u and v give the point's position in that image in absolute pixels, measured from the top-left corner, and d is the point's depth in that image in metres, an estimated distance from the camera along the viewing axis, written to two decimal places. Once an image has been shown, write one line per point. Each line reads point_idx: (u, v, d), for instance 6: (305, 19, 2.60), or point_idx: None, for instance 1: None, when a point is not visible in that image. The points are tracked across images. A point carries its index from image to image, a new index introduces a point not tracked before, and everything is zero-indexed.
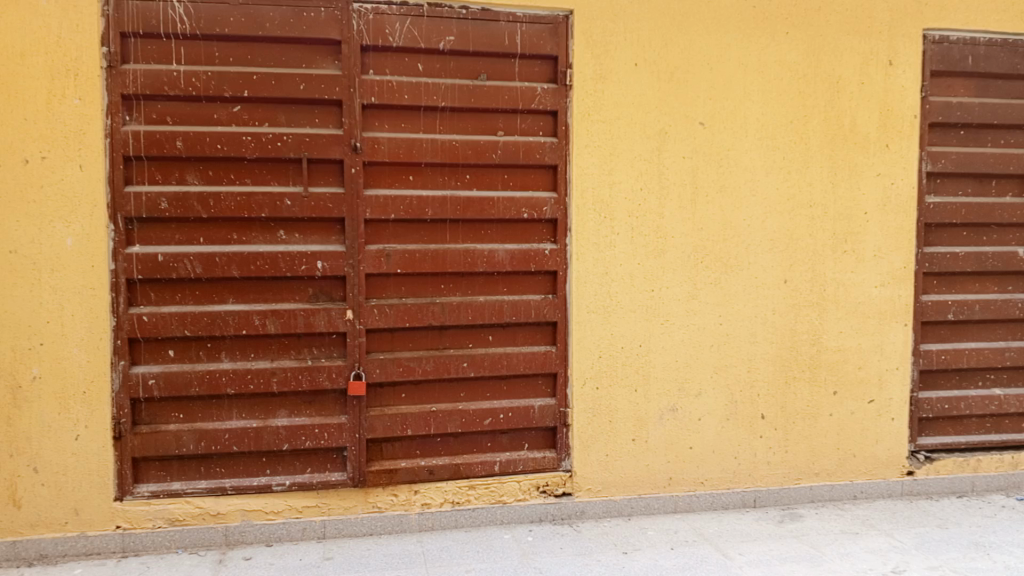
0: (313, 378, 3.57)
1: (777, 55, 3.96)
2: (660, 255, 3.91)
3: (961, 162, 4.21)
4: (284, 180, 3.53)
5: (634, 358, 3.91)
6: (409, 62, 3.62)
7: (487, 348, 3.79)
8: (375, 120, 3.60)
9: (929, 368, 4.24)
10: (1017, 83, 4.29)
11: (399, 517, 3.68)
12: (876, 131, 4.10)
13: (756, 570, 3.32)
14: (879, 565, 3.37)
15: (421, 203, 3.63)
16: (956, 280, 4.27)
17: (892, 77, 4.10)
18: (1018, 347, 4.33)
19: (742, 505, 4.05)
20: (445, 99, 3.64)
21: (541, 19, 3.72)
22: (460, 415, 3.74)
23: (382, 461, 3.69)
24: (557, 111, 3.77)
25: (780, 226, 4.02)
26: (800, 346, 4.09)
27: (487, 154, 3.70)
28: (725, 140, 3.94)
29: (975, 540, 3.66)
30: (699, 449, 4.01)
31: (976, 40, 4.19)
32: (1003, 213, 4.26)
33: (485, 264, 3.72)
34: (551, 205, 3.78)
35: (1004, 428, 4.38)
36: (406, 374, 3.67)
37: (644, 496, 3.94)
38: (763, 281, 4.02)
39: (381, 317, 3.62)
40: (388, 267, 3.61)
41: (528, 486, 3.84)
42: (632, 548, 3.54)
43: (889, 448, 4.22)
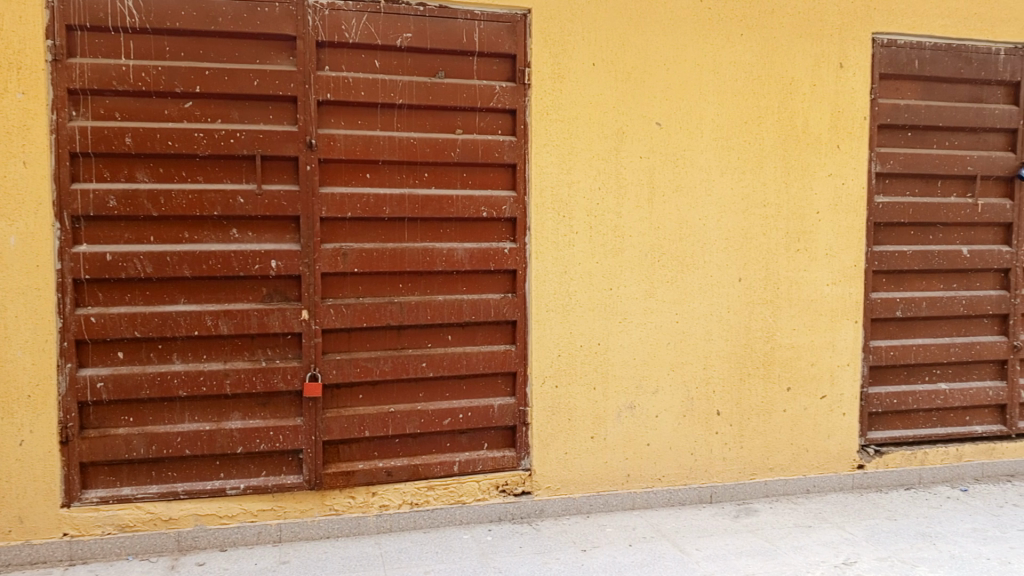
0: (267, 379, 3.52)
1: (732, 55, 4.01)
2: (617, 254, 3.93)
3: (909, 163, 4.31)
4: (237, 178, 3.47)
5: (593, 356, 3.93)
6: (365, 58, 3.58)
7: (446, 347, 3.77)
8: (331, 117, 3.56)
9: (879, 364, 4.35)
10: (961, 86, 4.42)
11: (357, 519, 3.65)
12: (828, 132, 4.18)
13: (713, 565, 3.37)
14: (831, 557, 3.45)
15: (378, 201, 3.60)
16: (904, 278, 4.38)
17: (844, 79, 4.19)
18: (963, 342, 4.46)
19: (699, 500, 4.10)
20: (403, 96, 3.61)
21: (499, 17, 3.71)
22: (419, 416, 3.72)
23: (339, 464, 3.65)
24: (515, 110, 3.76)
25: (734, 225, 4.08)
26: (754, 343, 4.15)
27: (445, 152, 3.68)
28: (680, 140, 3.98)
29: (922, 530, 3.76)
30: (656, 445, 4.04)
31: (922, 44, 4.30)
32: (948, 212, 4.39)
33: (443, 263, 3.70)
34: (510, 204, 3.78)
35: (950, 422, 4.51)
36: (364, 375, 3.64)
37: (602, 493, 3.97)
38: (719, 279, 4.08)
39: (337, 317, 3.58)
40: (345, 266, 3.58)
41: (487, 486, 3.83)
42: (590, 545, 3.56)
43: (841, 442, 4.31)
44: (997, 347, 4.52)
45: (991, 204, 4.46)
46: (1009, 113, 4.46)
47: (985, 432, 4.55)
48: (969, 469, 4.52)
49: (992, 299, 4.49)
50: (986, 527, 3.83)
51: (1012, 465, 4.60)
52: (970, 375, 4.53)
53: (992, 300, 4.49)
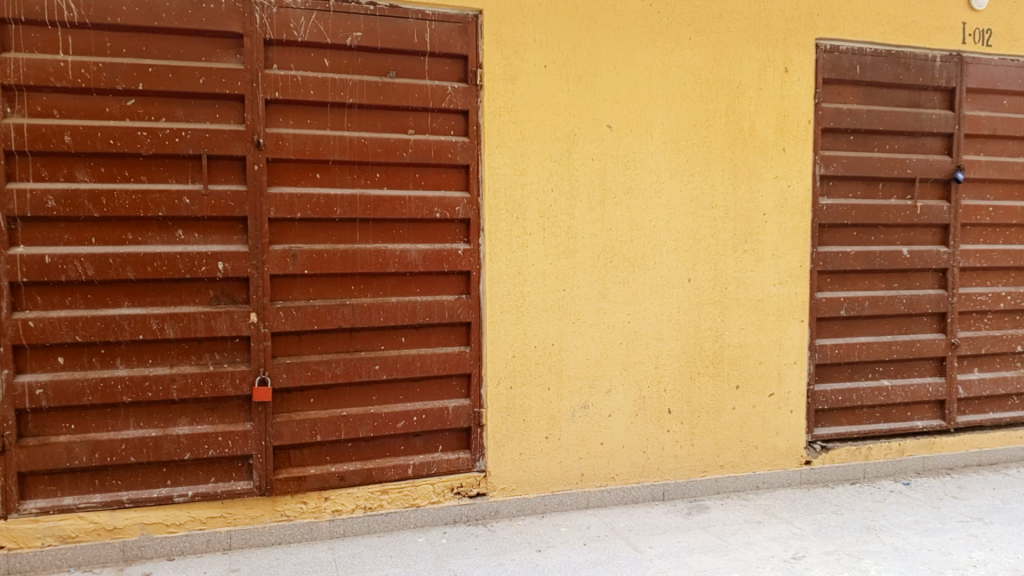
0: (215, 384, 3.45)
1: (681, 59, 4.07)
2: (570, 255, 3.95)
3: (852, 166, 4.43)
4: (182, 178, 3.39)
5: (547, 356, 3.94)
6: (314, 57, 3.53)
7: (400, 350, 3.74)
8: (279, 117, 3.50)
9: (825, 362, 4.45)
10: (900, 92, 4.56)
11: (309, 525, 3.60)
12: (775, 135, 4.27)
13: (666, 562, 3.41)
14: (780, 552, 3.52)
15: (329, 202, 3.55)
16: (848, 278, 4.50)
17: (789, 83, 4.28)
18: (903, 340, 4.61)
19: (651, 498, 4.15)
20: (353, 95, 3.57)
21: (450, 17, 3.69)
22: (371, 419, 3.68)
23: (291, 469, 3.59)
24: (467, 111, 3.75)
25: (684, 226, 4.14)
26: (704, 342, 4.21)
27: (397, 152, 3.65)
28: (631, 142, 4.01)
29: (867, 524, 3.87)
30: (610, 444, 4.08)
31: (863, 50, 4.42)
32: (889, 214, 4.52)
33: (396, 265, 3.67)
34: (463, 205, 3.76)
35: (893, 417, 4.65)
36: (315, 379, 3.58)
37: (557, 493, 3.99)
38: (670, 279, 4.13)
39: (287, 320, 3.53)
40: (295, 268, 3.52)
41: (442, 488, 3.81)
42: (545, 545, 3.57)
43: (788, 439, 4.40)
44: (935, 344, 4.67)
45: (929, 206, 4.61)
46: (946, 118, 4.62)
47: (925, 426, 4.70)
48: (910, 463, 4.67)
49: (931, 298, 4.64)
50: (926, 518, 3.95)
51: (950, 458, 4.76)
52: (910, 371, 4.67)
53: (931, 298, 4.64)
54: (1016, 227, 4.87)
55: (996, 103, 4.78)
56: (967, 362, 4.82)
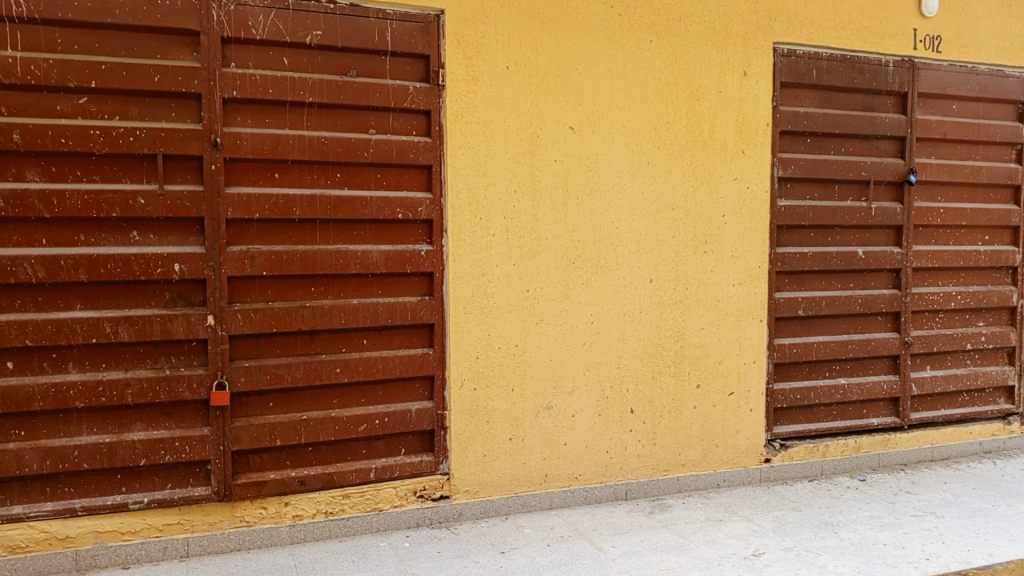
0: (172, 388, 3.37)
1: (642, 62, 4.10)
2: (533, 256, 3.95)
3: (808, 168, 4.51)
4: (137, 178, 3.31)
5: (510, 357, 3.93)
6: (273, 56, 3.48)
7: (361, 352, 3.70)
8: (237, 116, 3.44)
9: (783, 361, 4.52)
10: (855, 95, 4.65)
11: (269, 531, 3.54)
12: (733, 137, 4.33)
13: (628, 561, 3.42)
14: (740, 549, 3.56)
15: (288, 202, 3.50)
16: (805, 279, 4.58)
17: (747, 86, 4.34)
18: (859, 339, 4.70)
19: (614, 497, 4.17)
20: (313, 94, 3.52)
21: (412, 17, 3.67)
22: (333, 423, 3.63)
23: (250, 474, 3.53)
24: (429, 111, 3.73)
25: (645, 227, 4.17)
26: (666, 342, 4.25)
27: (358, 152, 3.61)
28: (593, 144, 4.03)
29: (825, 520, 3.93)
30: (573, 445, 4.09)
31: (819, 55, 4.50)
32: (845, 215, 4.61)
33: (357, 266, 3.63)
34: (426, 205, 3.74)
35: (849, 415, 4.73)
36: (274, 382, 3.53)
37: (520, 494, 3.98)
38: (632, 280, 4.16)
39: (245, 323, 3.47)
40: (253, 270, 3.46)
41: (405, 492, 3.78)
42: (509, 547, 3.56)
43: (748, 437, 4.46)
44: (889, 343, 4.78)
45: (883, 207, 4.71)
46: (899, 121, 4.73)
47: (880, 423, 4.80)
48: (866, 460, 4.76)
49: (885, 298, 4.75)
50: (881, 514, 4.03)
51: (904, 454, 4.88)
52: (865, 370, 4.77)
53: (885, 298, 4.75)
54: (965, 229, 5.01)
55: (947, 108, 4.90)
56: (920, 361, 4.94)
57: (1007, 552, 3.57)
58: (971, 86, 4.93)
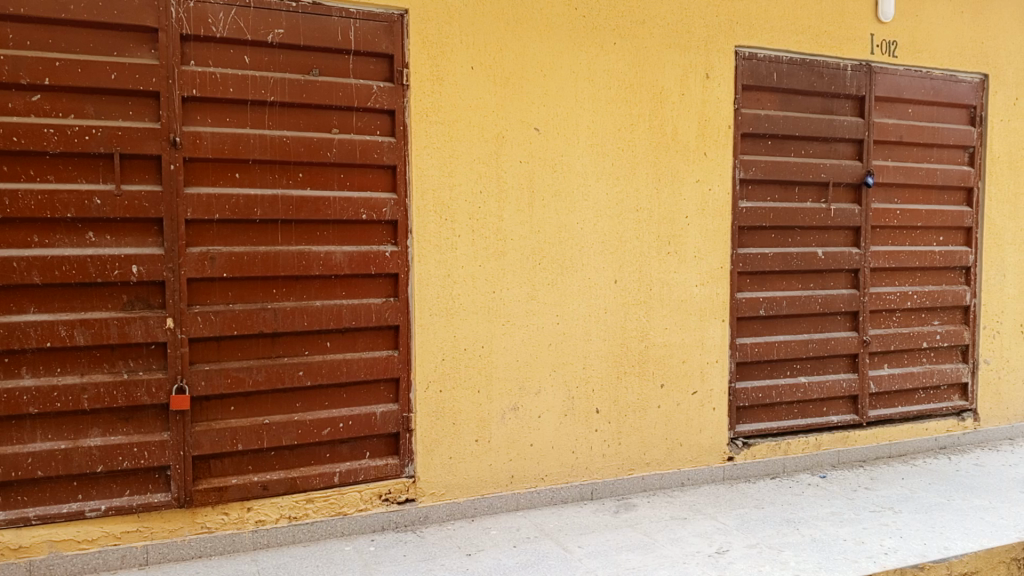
0: (130, 393, 3.30)
1: (606, 64, 4.12)
2: (499, 257, 3.95)
3: (769, 170, 4.58)
4: (93, 178, 3.23)
5: (476, 359, 3.92)
6: (234, 54, 3.42)
7: (325, 355, 3.66)
8: (196, 114, 3.37)
9: (744, 360, 4.59)
10: (815, 98, 4.73)
11: (231, 537, 3.49)
12: (696, 139, 4.37)
13: (594, 561, 3.44)
14: (704, 547, 3.60)
15: (249, 202, 3.45)
16: (766, 279, 4.64)
17: (709, 89, 4.39)
18: (819, 338, 4.78)
19: (580, 497, 4.19)
20: (274, 93, 3.47)
21: (375, 16, 3.64)
22: (296, 426, 3.59)
23: (211, 479, 3.47)
24: (393, 110, 3.70)
25: (610, 228, 4.19)
26: (630, 342, 4.28)
27: (320, 152, 3.57)
28: (559, 146, 4.04)
29: (787, 517, 3.99)
30: (539, 445, 4.09)
31: (779, 58, 4.57)
32: (804, 217, 4.69)
33: (321, 267, 3.59)
34: (391, 206, 3.71)
35: (809, 413, 4.81)
36: (235, 386, 3.47)
37: (486, 496, 3.97)
38: (597, 280, 4.18)
39: (205, 326, 3.41)
40: (213, 272, 3.40)
41: (370, 496, 3.75)
42: (475, 549, 3.55)
43: (711, 435, 4.51)
44: (848, 342, 4.87)
45: (842, 209, 4.80)
46: (857, 124, 4.82)
47: (839, 421, 4.89)
48: (826, 457, 4.84)
49: (844, 297, 4.84)
50: (842, 509, 4.11)
51: (863, 451, 4.97)
52: (825, 368, 4.85)
53: (844, 298, 4.84)
54: (920, 230, 5.13)
55: (902, 111, 5.02)
56: (878, 359, 5.04)
57: (961, 545, 3.66)
58: (925, 90, 5.05)
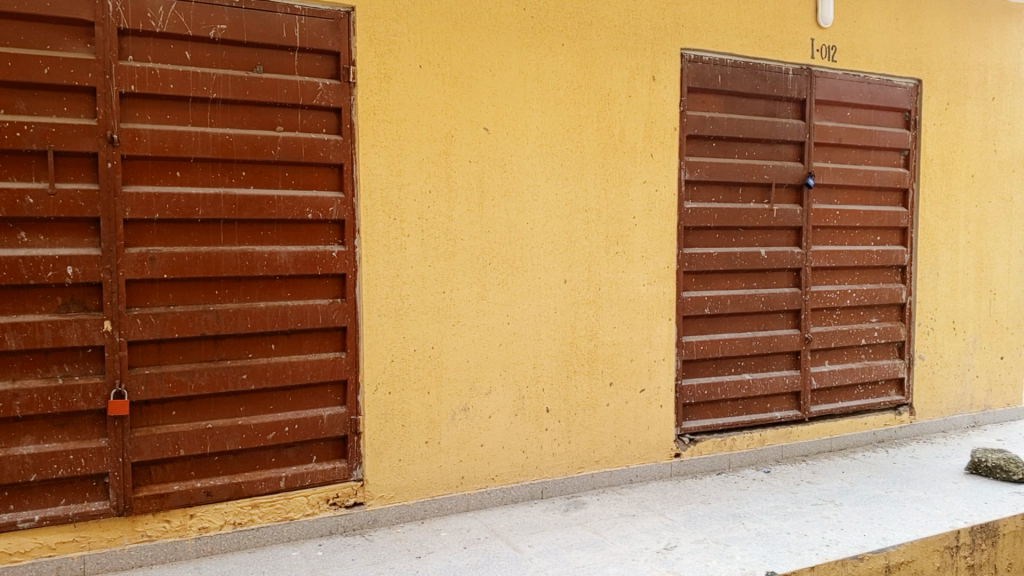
0: (65, 399, 3.19)
1: (554, 64, 4.14)
2: (449, 257, 3.93)
3: (713, 172, 4.66)
4: (25, 176, 3.11)
5: (426, 360, 3.90)
6: (174, 50, 3.33)
7: (269, 357, 3.59)
8: (135, 111, 3.28)
9: (691, 357, 4.66)
10: (758, 101, 4.83)
11: (172, 545, 3.39)
12: (643, 141, 4.42)
13: (545, 560, 3.44)
14: (653, 543, 3.63)
15: (190, 202, 3.36)
16: (711, 278, 4.73)
17: (656, 91, 4.44)
18: (763, 336, 4.88)
19: (531, 497, 4.19)
20: (217, 90, 3.40)
21: (321, 13, 3.59)
22: (240, 431, 3.51)
23: (151, 486, 3.37)
24: (340, 108, 3.66)
25: (559, 228, 4.21)
26: (580, 341, 4.30)
27: (264, 150, 3.50)
28: (508, 146, 4.04)
29: (733, 512, 4.06)
30: (489, 446, 4.08)
31: (723, 61, 4.66)
32: (748, 217, 4.78)
33: (264, 268, 3.52)
34: (337, 205, 3.66)
35: (754, 409, 4.91)
36: (177, 390, 3.38)
37: (436, 498, 3.95)
38: (546, 280, 4.19)
39: (145, 328, 3.31)
40: (153, 273, 3.31)
41: (317, 500, 3.69)
42: (425, 551, 3.52)
43: (658, 433, 4.57)
44: (791, 340, 4.99)
45: (784, 209, 4.91)
46: (798, 127, 4.94)
47: (783, 417, 5.00)
48: (770, 452, 4.94)
49: (787, 296, 4.95)
50: (785, 503, 4.20)
51: (805, 446, 5.09)
52: (769, 365, 4.96)
53: (786, 296, 4.95)
54: (859, 230, 5.28)
55: (841, 115, 5.16)
56: (819, 356, 5.17)
57: (899, 535, 3.78)
58: (863, 94, 5.21)
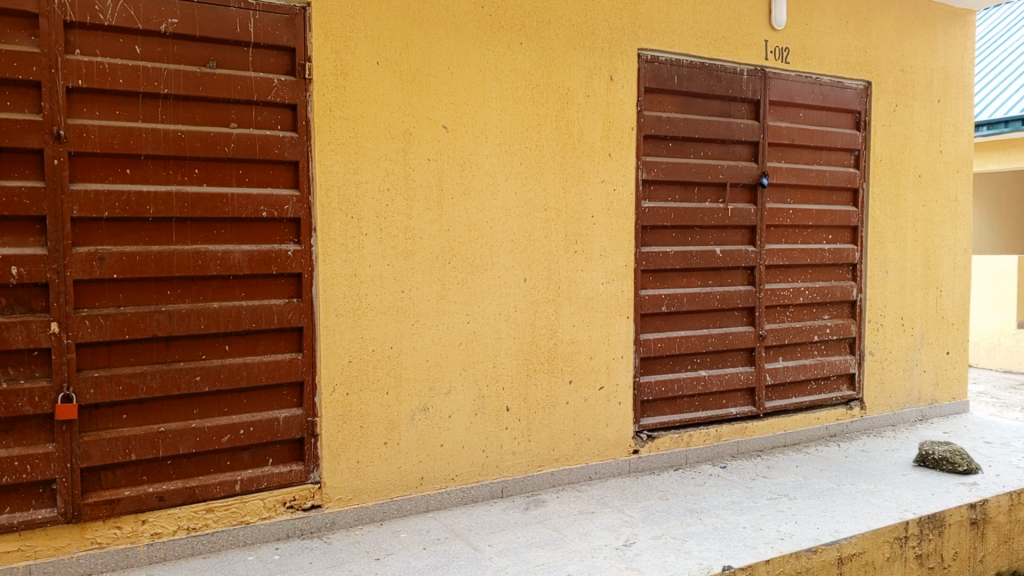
0: (10, 403, 3.09)
1: (512, 63, 4.14)
2: (407, 256, 3.90)
3: (670, 171, 4.71)
4: None
5: (384, 360, 3.87)
6: (123, 44, 3.25)
7: (223, 359, 3.52)
8: (82, 106, 3.19)
9: (648, 355, 4.72)
10: (714, 102, 4.89)
11: (124, 552, 3.31)
12: (601, 140, 4.45)
13: (505, 559, 3.45)
14: (612, 540, 3.66)
15: (140, 200, 3.28)
16: (668, 277, 4.79)
17: (614, 91, 4.48)
18: (718, 333, 4.96)
19: (491, 496, 4.19)
20: (168, 86, 3.32)
21: (276, 8, 3.53)
22: (193, 434, 3.44)
23: (101, 492, 3.28)
24: (295, 105, 3.60)
25: (519, 227, 4.21)
26: (539, 340, 4.31)
27: (217, 147, 3.43)
28: (467, 144, 4.03)
29: (691, 507, 4.11)
30: (449, 446, 4.07)
31: (679, 62, 4.72)
32: (704, 216, 4.85)
33: (218, 267, 3.46)
34: (293, 203, 3.61)
35: (711, 405, 4.98)
36: (128, 393, 3.30)
37: (395, 499, 3.92)
38: (506, 279, 4.19)
39: (94, 330, 3.23)
40: (102, 273, 3.23)
41: (273, 503, 3.64)
42: (384, 553, 3.50)
43: (617, 430, 4.61)
44: (745, 337, 5.07)
45: (738, 209, 4.99)
46: (753, 127, 5.02)
47: (738, 412, 5.08)
48: (727, 447, 5.02)
49: (741, 293, 5.03)
50: (741, 498, 4.27)
51: (760, 441, 5.18)
52: (724, 362, 5.04)
53: (741, 294, 5.03)
54: (811, 229, 5.39)
55: (794, 115, 5.26)
56: (773, 352, 5.27)
57: (851, 527, 3.87)
58: (815, 95, 5.32)
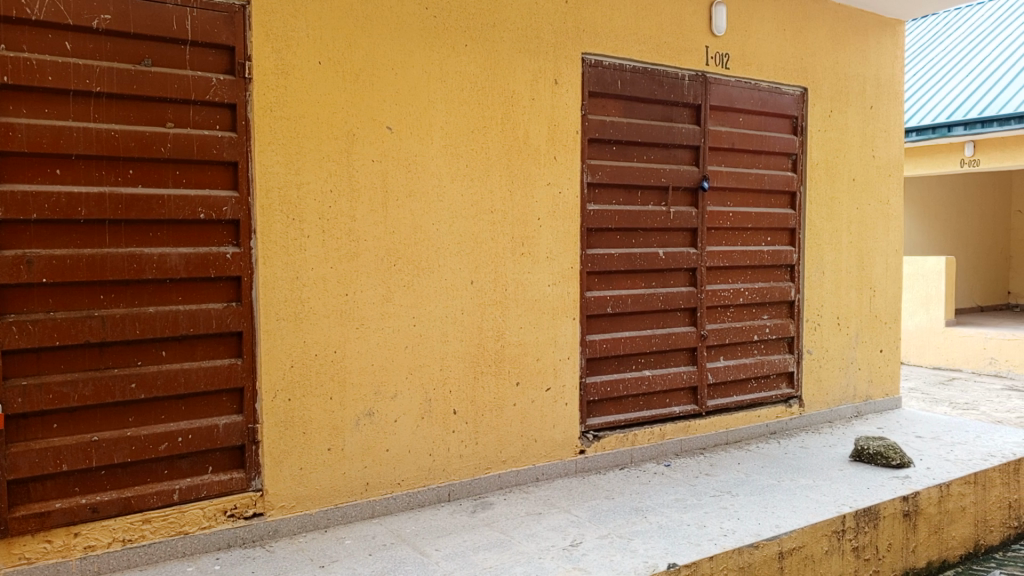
0: None
1: (457, 65, 4.13)
2: (351, 259, 3.85)
3: (614, 174, 4.76)
4: None
5: (329, 364, 3.81)
6: (53, 39, 3.13)
7: (160, 365, 3.42)
8: (8, 104, 3.06)
9: (594, 356, 4.76)
10: (656, 106, 4.97)
11: (55, 566, 3.19)
12: (547, 143, 4.48)
13: (452, 563, 3.43)
14: (559, 541, 3.68)
15: (71, 201, 3.17)
16: (613, 278, 4.84)
17: (558, 94, 4.51)
18: (662, 333, 5.03)
19: (437, 500, 4.17)
20: (100, 83, 3.21)
21: (213, 5, 3.45)
22: (129, 443, 3.33)
23: (30, 505, 3.15)
24: (234, 104, 3.53)
25: (464, 229, 4.20)
26: (486, 342, 4.31)
27: (152, 147, 3.34)
28: (411, 146, 4.00)
29: (636, 506, 4.16)
30: (395, 450, 4.03)
31: (623, 66, 4.78)
32: (647, 219, 4.92)
33: (154, 270, 3.36)
34: (232, 205, 3.53)
35: (655, 404, 5.05)
36: (59, 402, 3.18)
37: (340, 505, 3.87)
38: (452, 282, 4.18)
39: (22, 336, 3.10)
40: (30, 277, 3.10)
41: (213, 512, 3.55)
42: (329, 560, 3.45)
43: (564, 431, 4.64)
44: (688, 337, 5.16)
45: (680, 211, 5.08)
46: (694, 131, 5.12)
47: (682, 411, 5.17)
48: (671, 446, 5.09)
49: (683, 295, 5.12)
50: (686, 496, 4.34)
51: (704, 439, 5.27)
52: (668, 362, 5.12)
53: (683, 295, 5.12)
54: (752, 231, 5.52)
55: (734, 120, 5.38)
56: (715, 352, 5.37)
57: (790, 522, 3.97)
58: (754, 100, 5.45)
